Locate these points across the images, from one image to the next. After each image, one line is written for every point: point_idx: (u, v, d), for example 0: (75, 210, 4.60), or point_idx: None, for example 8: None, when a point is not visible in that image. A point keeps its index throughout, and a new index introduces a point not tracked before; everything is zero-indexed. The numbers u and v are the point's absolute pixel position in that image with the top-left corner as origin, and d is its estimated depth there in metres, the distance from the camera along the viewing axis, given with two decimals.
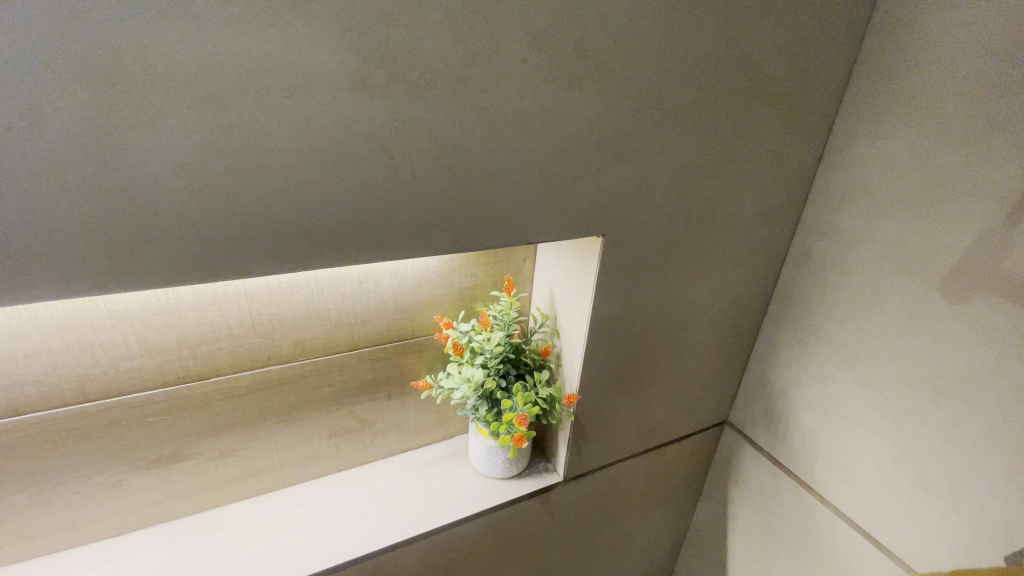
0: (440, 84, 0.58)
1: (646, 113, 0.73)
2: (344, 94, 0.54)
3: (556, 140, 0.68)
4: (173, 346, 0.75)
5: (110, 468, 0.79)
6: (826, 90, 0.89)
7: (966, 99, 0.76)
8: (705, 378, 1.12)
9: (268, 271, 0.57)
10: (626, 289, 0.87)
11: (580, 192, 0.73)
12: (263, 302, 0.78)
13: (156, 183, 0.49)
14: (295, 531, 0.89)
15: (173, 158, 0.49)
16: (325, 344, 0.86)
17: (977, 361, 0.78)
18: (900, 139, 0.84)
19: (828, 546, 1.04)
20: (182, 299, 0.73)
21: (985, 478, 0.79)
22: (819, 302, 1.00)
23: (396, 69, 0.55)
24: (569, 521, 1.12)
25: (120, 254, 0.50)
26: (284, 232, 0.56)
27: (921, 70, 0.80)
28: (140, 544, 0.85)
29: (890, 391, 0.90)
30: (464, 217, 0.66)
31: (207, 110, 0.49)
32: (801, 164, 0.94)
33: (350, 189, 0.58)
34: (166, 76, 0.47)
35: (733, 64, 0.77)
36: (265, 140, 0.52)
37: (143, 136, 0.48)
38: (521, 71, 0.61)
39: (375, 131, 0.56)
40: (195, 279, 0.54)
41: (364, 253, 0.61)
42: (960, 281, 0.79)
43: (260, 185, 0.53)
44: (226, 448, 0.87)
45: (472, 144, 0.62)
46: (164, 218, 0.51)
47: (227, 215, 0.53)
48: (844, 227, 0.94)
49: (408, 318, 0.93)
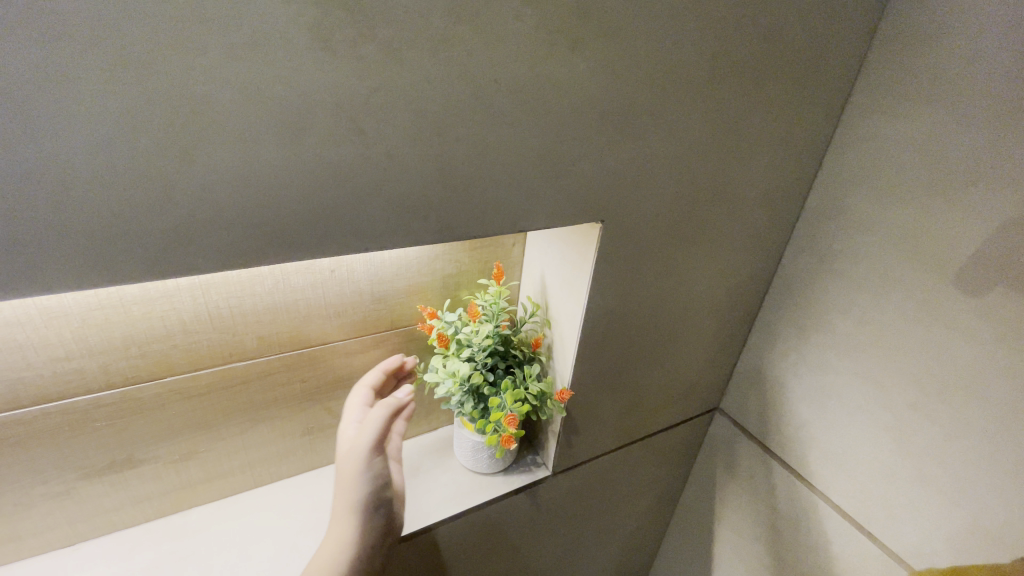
0: (419, 45, 0.49)
1: (652, 82, 0.65)
2: (300, 55, 0.45)
3: (552, 114, 0.60)
4: (119, 344, 0.67)
5: (56, 478, 0.71)
6: (842, 62, 0.82)
7: (994, 72, 0.69)
8: (700, 365, 1.08)
9: (221, 268, 0.50)
10: (623, 278, 0.81)
11: (577, 173, 0.66)
12: (222, 295, 0.70)
13: (71, 165, 0.40)
14: (267, 536, 0.84)
15: (89, 135, 0.40)
16: (296, 338, 0.79)
17: (989, 358, 0.73)
18: (917, 117, 0.78)
19: (819, 537, 1.02)
20: (126, 293, 0.64)
21: (988, 477, 0.76)
22: (821, 288, 0.95)
23: (366, 24, 0.46)
24: (557, 512, 1.09)
25: (32, 252, 0.42)
26: (237, 223, 0.48)
27: (946, 39, 0.73)
28: (95, 554, 0.78)
29: (893, 384, 0.86)
30: (447, 203, 0.58)
31: (127, 73, 0.40)
32: (812, 142, 0.88)
33: (314, 171, 0.49)
34: (72, 28, 0.37)
35: (748, 28, 0.69)
36: (209, 112, 0.43)
37: (47, 104, 0.38)
38: (515, 29, 0.53)
39: (342, 102, 0.48)
40: (130, 277, 0.46)
41: (334, 244, 0.54)
42: (975, 273, 0.74)
43: (204, 169, 0.45)
44: (188, 451, 0.80)
45: (457, 119, 0.54)
46: (85, 207, 0.42)
47: (164, 202, 0.45)
48: (852, 210, 0.88)
49: (387, 309, 0.86)
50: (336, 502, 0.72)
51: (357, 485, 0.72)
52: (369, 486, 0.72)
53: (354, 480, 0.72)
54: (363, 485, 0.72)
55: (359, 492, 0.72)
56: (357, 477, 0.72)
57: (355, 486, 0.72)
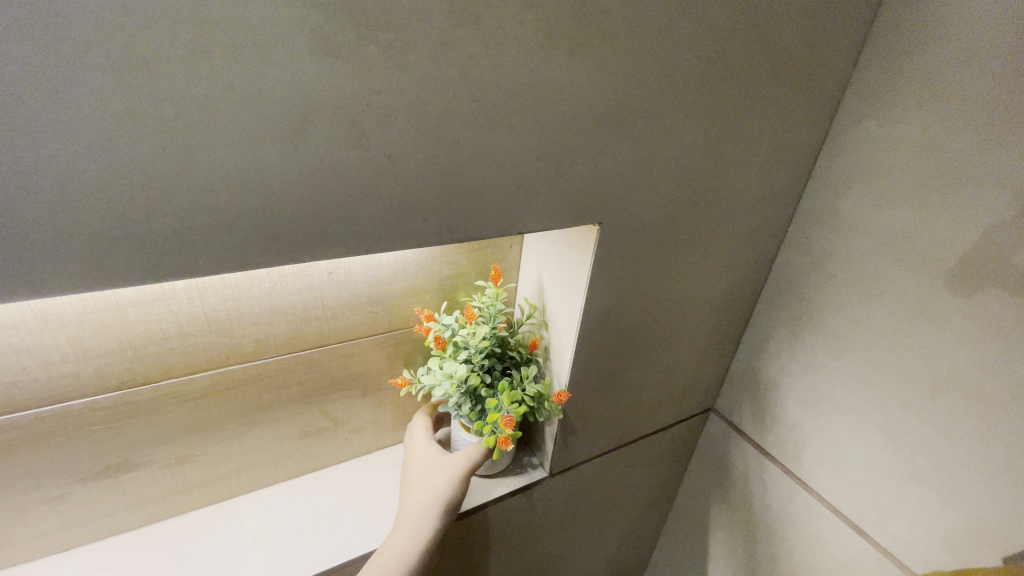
0: (421, 48, 0.49)
1: (649, 86, 0.66)
2: (301, 58, 0.45)
3: (550, 118, 0.60)
4: (115, 348, 0.66)
5: (50, 482, 0.70)
6: (835, 66, 0.83)
7: (984, 77, 0.70)
8: (695, 366, 1.09)
9: (219, 271, 0.49)
10: (619, 280, 0.82)
11: (575, 176, 0.66)
12: (219, 298, 0.70)
13: (70, 167, 0.40)
14: (264, 540, 0.83)
15: (88, 138, 0.40)
16: (293, 341, 0.79)
17: (979, 358, 0.75)
18: (908, 121, 0.79)
19: (813, 536, 1.03)
20: (122, 296, 0.64)
21: (980, 475, 0.76)
22: (814, 290, 0.96)
23: (368, 28, 0.46)
24: (553, 513, 1.09)
25: (28, 255, 0.41)
26: (235, 225, 0.48)
27: (936, 45, 0.75)
28: (89, 559, 0.77)
29: (884, 384, 0.87)
30: (446, 206, 0.58)
31: (128, 77, 0.40)
32: (805, 145, 0.89)
33: (314, 174, 0.49)
34: (72, 31, 0.37)
35: (743, 33, 0.69)
36: (209, 116, 0.43)
37: (47, 107, 0.38)
38: (515, 33, 0.53)
39: (342, 105, 0.48)
40: (128, 280, 0.46)
41: (332, 246, 0.54)
42: (966, 274, 0.75)
43: (203, 172, 0.45)
44: (184, 455, 0.79)
45: (456, 123, 0.54)
46: (83, 210, 0.42)
47: (163, 205, 0.45)
48: (844, 213, 0.90)
49: (385, 311, 0.86)
50: (423, 500, 0.79)
51: (449, 490, 0.80)
52: (457, 493, 0.80)
53: (450, 483, 0.80)
54: (454, 491, 0.80)
55: (451, 494, 0.80)
56: (450, 483, 0.81)
57: (445, 488, 0.80)
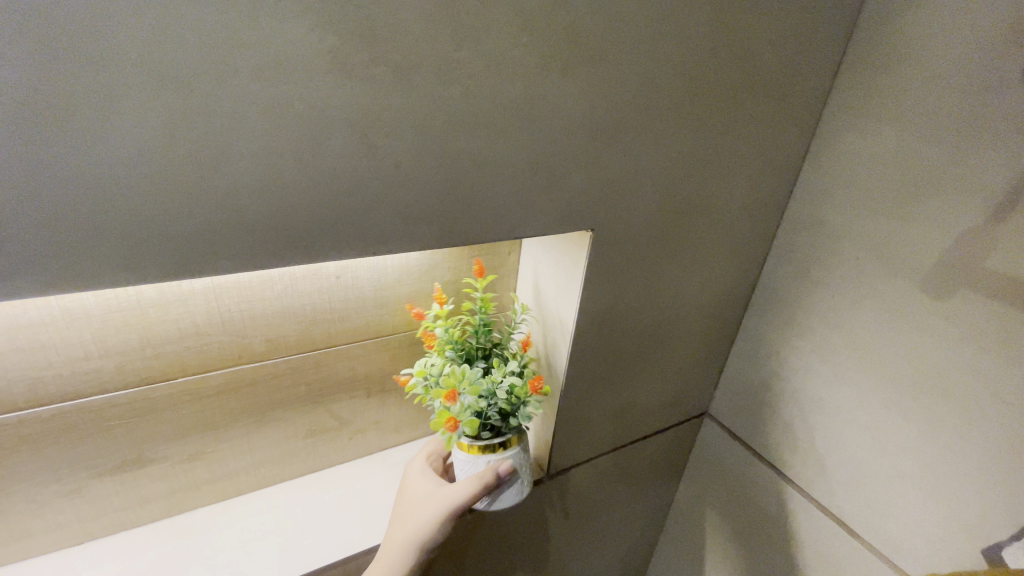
0: (426, 67, 0.54)
1: (638, 101, 0.70)
2: (318, 75, 0.49)
3: (545, 130, 0.65)
4: (135, 346, 0.70)
5: (68, 476, 0.74)
6: (815, 82, 0.88)
7: (952, 94, 0.75)
8: (688, 370, 1.12)
9: (240, 268, 0.54)
10: (613, 284, 0.86)
11: (569, 184, 0.71)
12: (233, 299, 0.74)
13: (110, 173, 0.45)
14: (271, 535, 0.86)
15: (127, 147, 0.45)
16: (302, 341, 0.83)
17: (956, 359, 0.78)
18: (884, 134, 0.84)
19: (806, 535, 1.05)
20: (143, 295, 0.68)
21: (962, 471, 0.79)
22: (800, 294, 1.00)
23: (378, 49, 0.51)
24: (551, 514, 1.12)
25: (68, 253, 0.46)
26: (256, 227, 0.53)
27: (908, 64, 0.80)
28: (103, 553, 0.80)
29: (869, 384, 0.91)
30: (448, 210, 0.63)
31: (163, 93, 0.44)
32: (789, 155, 0.94)
33: (327, 180, 0.54)
34: (117, 52, 0.42)
35: (726, 52, 0.75)
36: (234, 127, 0.48)
37: (92, 118, 0.43)
38: (512, 53, 0.58)
39: (355, 118, 0.53)
40: (157, 277, 0.50)
41: (342, 247, 0.58)
42: (942, 278, 0.79)
43: (227, 177, 0.49)
44: (196, 451, 0.83)
45: (458, 133, 0.59)
46: (120, 212, 0.46)
47: (190, 208, 0.49)
48: (827, 220, 0.94)
49: (389, 313, 0.90)
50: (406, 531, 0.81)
51: (429, 530, 0.80)
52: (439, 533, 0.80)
53: (433, 522, 0.81)
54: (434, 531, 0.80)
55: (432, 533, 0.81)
56: (431, 523, 0.81)
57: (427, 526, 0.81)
